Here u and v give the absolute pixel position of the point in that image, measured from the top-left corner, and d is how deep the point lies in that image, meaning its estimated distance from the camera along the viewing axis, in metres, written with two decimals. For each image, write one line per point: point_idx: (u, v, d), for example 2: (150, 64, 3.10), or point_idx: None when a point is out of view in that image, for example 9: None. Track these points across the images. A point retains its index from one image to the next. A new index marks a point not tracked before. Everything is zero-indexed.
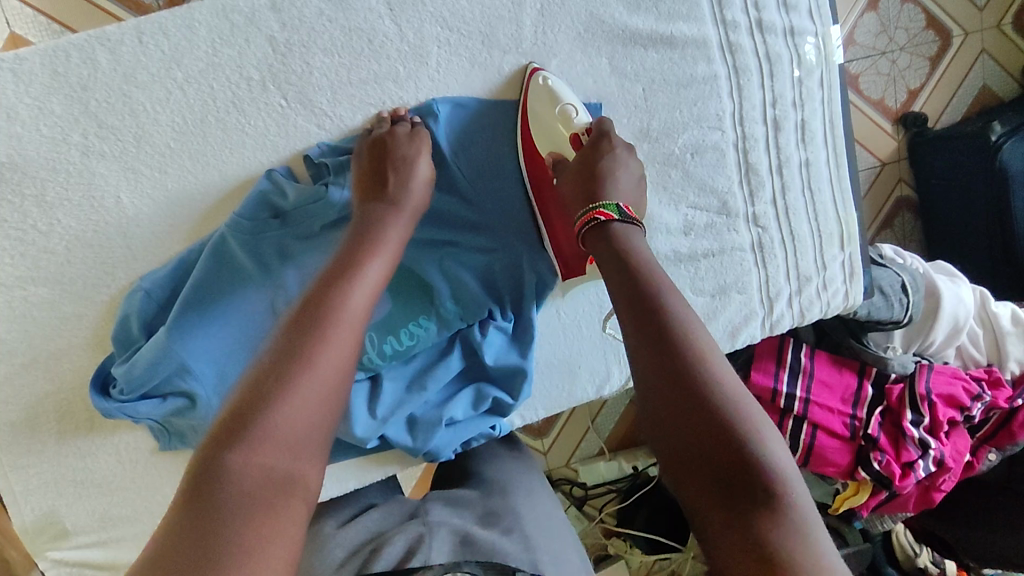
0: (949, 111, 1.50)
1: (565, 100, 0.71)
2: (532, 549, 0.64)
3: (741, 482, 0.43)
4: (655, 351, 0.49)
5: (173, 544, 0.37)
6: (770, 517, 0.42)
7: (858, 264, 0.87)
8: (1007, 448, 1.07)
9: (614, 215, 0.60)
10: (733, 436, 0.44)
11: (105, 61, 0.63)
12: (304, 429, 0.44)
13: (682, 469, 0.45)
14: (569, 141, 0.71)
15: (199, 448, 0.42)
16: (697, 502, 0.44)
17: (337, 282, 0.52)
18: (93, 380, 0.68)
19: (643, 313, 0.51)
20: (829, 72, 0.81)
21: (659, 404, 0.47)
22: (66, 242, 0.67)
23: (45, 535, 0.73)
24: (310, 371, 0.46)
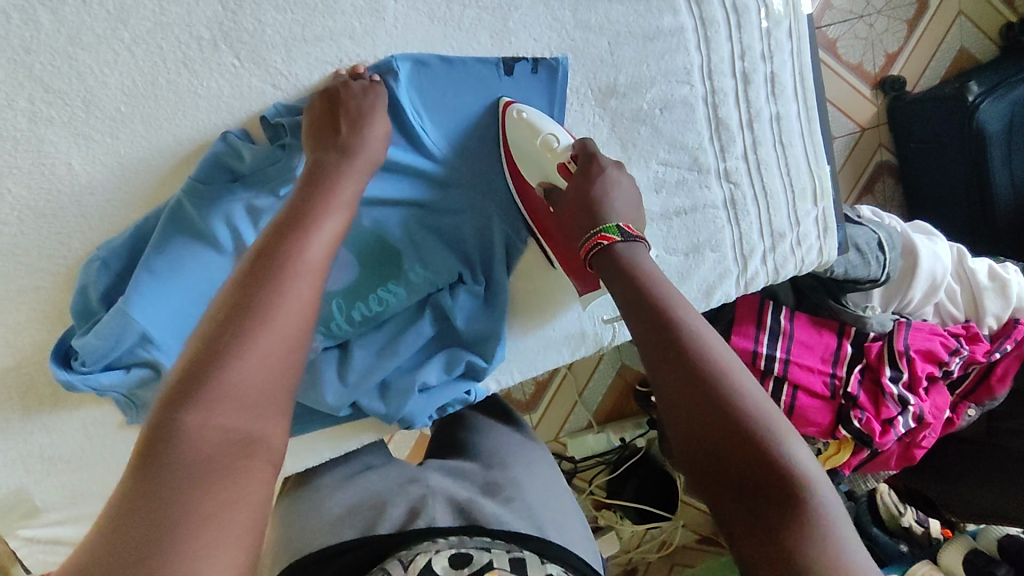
0: (927, 75, 1.48)
1: (544, 129, 0.72)
2: (536, 516, 0.65)
3: (772, 496, 0.44)
4: (674, 368, 0.50)
5: (127, 511, 0.35)
6: (804, 527, 0.42)
7: (832, 219, 0.86)
8: (986, 403, 1.07)
9: (618, 238, 0.61)
10: (757, 440, 0.46)
11: (48, 22, 0.60)
12: (264, 387, 0.42)
13: (716, 485, 0.46)
14: (557, 171, 0.72)
15: (152, 410, 0.40)
16: (731, 524, 0.45)
17: (291, 234, 0.51)
18: (53, 353, 0.66)
19: (659, 330, 0.53)
20: (798, 22, 0.80)
21: (683, 414, 0.48)
22: (16, 212, 0.64)
23: (16, 513, 0.72)
24: (268, 325, 0.44)
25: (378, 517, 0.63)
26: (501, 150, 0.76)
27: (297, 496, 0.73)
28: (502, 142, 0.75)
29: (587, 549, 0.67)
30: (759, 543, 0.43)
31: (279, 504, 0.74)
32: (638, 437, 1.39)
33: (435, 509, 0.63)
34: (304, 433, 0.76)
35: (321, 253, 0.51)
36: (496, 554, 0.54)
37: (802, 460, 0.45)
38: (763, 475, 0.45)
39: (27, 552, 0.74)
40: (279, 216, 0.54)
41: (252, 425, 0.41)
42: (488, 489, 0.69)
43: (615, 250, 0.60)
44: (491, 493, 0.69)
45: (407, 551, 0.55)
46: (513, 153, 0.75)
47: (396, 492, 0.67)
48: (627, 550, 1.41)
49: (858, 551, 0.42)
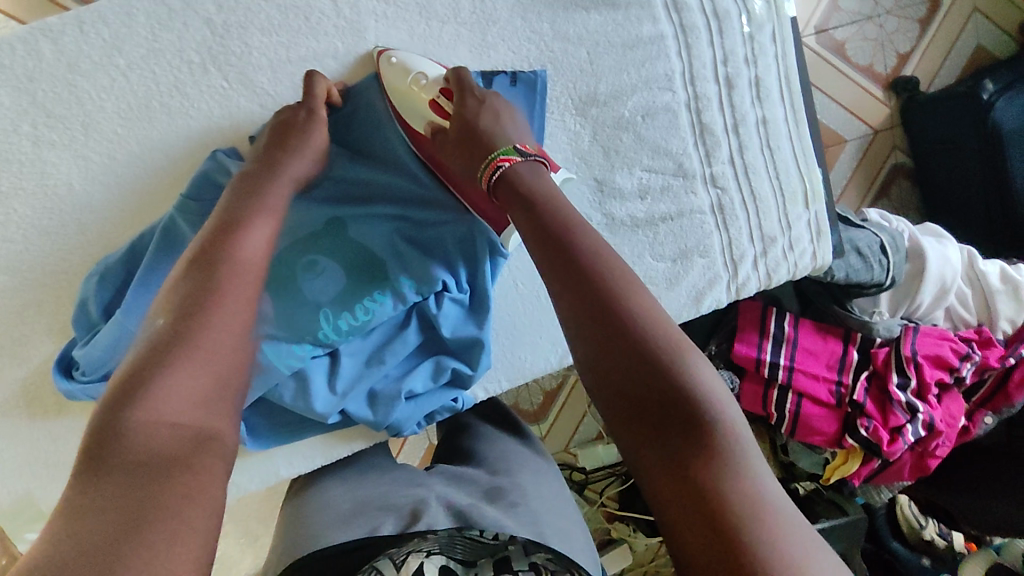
0: (942, 74, 1.45)
1: (416, 69, 0.71)
2: (538, 523, 0.65)
3: (679, 421, 0.45)
4: (585, 302, 0.50)
5: (87, 506, 0.36)
6: (701, 445, 0.44)
7: (825, 222, 0.85)
8: (1003, 411, 1.03)
9: (517, 158, 0.63)
10: (656, 356, 0.47)
11: (49, 52, 0.65)
12: (209, 384, 0.45)
13: (620, 403, 0.47)
14: (433, 108, 0.71)
15: (92, 422, 0.41)
16: (631, 434, 0.46)
17: (220, 239, 0.54)
18: (56, 364, 0.69)
19: (568, 259, 0.53)
20: (781, 26, 0.80)
21: (586, 332, 0.50)
22: (22, 231, 0.68)
23: (22, 518, 0.74)
24: (211, 329, 0.47)
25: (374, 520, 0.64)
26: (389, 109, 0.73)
27: (297, 503, 0.75)
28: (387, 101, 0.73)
29: (587, 556, 0.66)
30: (661, 466, 0.45)
31: (282, 514, 0.76)
32: None
33: (433, 511, 0.64)
34: (297, 440, 0.77)
35: (257, 249, 0.55)
36: (482, 565, 0.59)
37: (704, 381, 0.47)
38: (659, 394, 0.46)
39: None
40: (210, 224, 0.56)
41: (201, 422, 0.43)
42: (492, 494, 0.70)
43: (517, 172, 0.62)
44: (494, 498, 0.70)
45: (398, 550, 0.59)
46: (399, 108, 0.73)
47: (395, 495, 0.69)
48: (642, 565, 1.35)
49: (756, 465, 0.45)
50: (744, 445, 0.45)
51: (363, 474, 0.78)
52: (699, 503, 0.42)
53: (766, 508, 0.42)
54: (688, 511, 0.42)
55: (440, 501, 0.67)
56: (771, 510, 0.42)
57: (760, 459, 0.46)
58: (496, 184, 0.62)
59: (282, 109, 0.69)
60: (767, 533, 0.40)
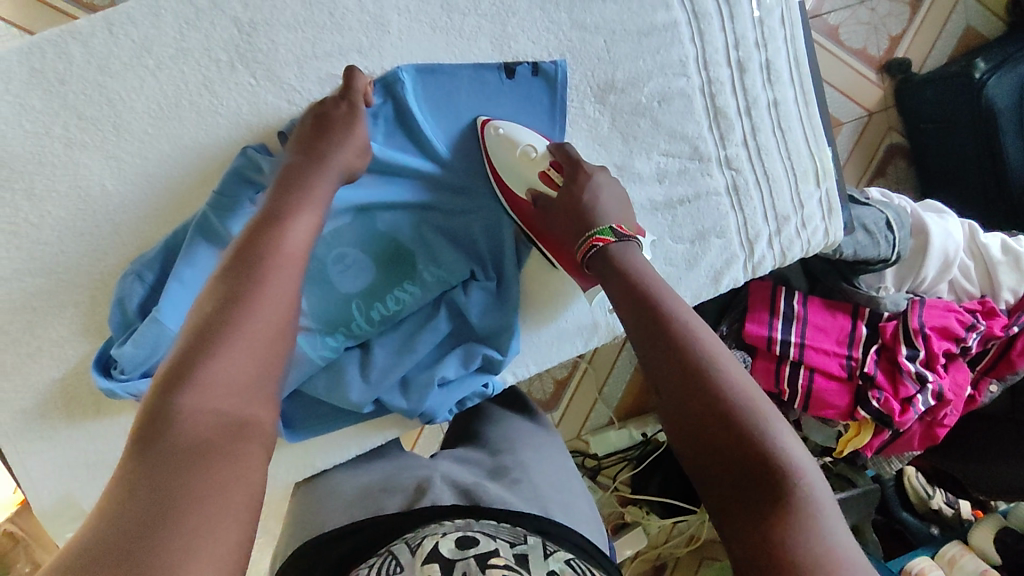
0: (933, 54, 1.48)
1: (523, 142, 0.76)
2: (542, 498, 0.68)
3: (756, 481, 0.47)
4: (670, 366, 0.54)
5: (134, 485, 0.38)
6: (781, 505, 0.45)
7: (835, 199, 0.87)
8: (1008, 378, 1.06)
9: (613, 239, 0.67)
10: (737, 416, 0.49)
11: (80, 54, 0.66)
12: (250, 371, 0.47)
13: (704, 463, 0.49)
14: (540, 179, 0.75)
15: (146, 400, 0.43)
16: (716, 491, 0.48)
17: (265, 230, 0.55)
18: (94, 363, 0.70)
19: (653, 328, 0.57)
20: (790, 10, 0.82)
21: (671, 391, 0.53)
22: (57, 233, 0.69)
23: (64, 517, 0.76)
24: (256, 316, 0.49)
25: (384, 502, 0.66)
26: (490, 175, 0.78)
27: (309, 490, 0.76)
28: (488, 166, 0.77)
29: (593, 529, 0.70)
30: (742, 523, 0.46)
31: (292, 500, 0.77)
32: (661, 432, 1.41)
33: (438, 489, 0.66)
34: (330, 430, 0.79)
35: (300, 242, 0.56)
36: (501, 541, 0.54)
37: (786, 442, 0.48)
38: (739, 450, 0.48)
39: None
40: (255, 215, 0.58)
41: (242, 408, 0.45)
42: (496, 472, 0.72)
43: (611, 251, 0.66)
44: (498, 476, 0.71)
45: (414, 536, 0.56)
46: (503, 176, 0.77)
47: (404, 476, 0.71)
48: (655, 545, 1.40)
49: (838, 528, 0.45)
50: (825, 507, 0.45)
51: (388, 459, 0.79)
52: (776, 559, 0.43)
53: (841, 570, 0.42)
54: (762, 562, 0.43)
55: (446, 481, 0.68)
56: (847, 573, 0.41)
57: (842, 525, 0.45)
58: (591, 258, 0.67)
59: (318, 102, 0.71)
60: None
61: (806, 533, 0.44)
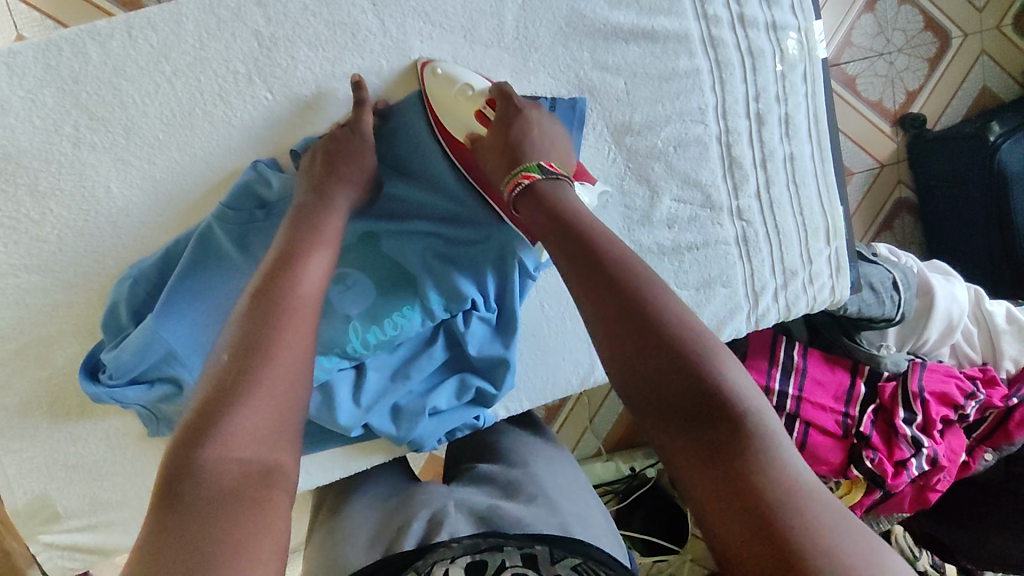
0: (948, 113, 1.48)
1: (461, 79, 0.72)
2: (559, 512, 0.66)
3: (699, 409, 0.45)
4: (619, 306, 0.50)
5: (161, 544, 0.37)
6: (731, 435, 0.44)
7: (845, 258, 0.87)
8: (1004, 449, 1.04)
9: (539, 176, 0.63)
10: (680, 348, 0.47)
11: (96, 55, 0.65)
12: (271, 418, 0.47)
13: (646, 396, 0.47)
14: (478, 119, 0.72)
15: (167, 455, 0.43)
16: (658, 424, 0.46)
17: (279, 277, 0.55)
18: (82, 365, 0.69)
19: (597, 266, 0.53)
20: (813, 66, 0.82)
21: (613, 328, 0.50)
22: (57, 231, 0.68)
23: (37, 518, 0.74)
24: (270, 363, 0.49)
25: (400, 536, 0.64)
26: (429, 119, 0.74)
27: (329, 528, 0.74)
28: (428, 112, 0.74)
29: (612, 541, 0.68)
30: (689, 444, 0.44)
31: (311, 544, 0.76)
32: (649, 467, 1.38)
33: (453, 519, 0.64)
34: (317, 452, 0.77)
35: (310, 288, 0.56)
36: (508, 552, 0.57)
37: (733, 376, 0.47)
38: (680, 379, 0.46)
39: (46, 557, 0.75)
40: (269, 257, 0.58)
41: (264, 455, 0.45)
42: (510, 488, 0.72)
43: (538, 188, 0.62)
44: (513, 493, 0.71)
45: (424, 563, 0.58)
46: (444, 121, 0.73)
47: (415, 506, 0.69)
48: None
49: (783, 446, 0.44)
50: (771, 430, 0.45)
51: (371, 494, 0.77)
52: (735, 486, 0.42)
53: (801, 488, 0.41)
54: (720, 493, 0.42)
55: (459, 507, 0.67)
56: (805, 495, 0.41)
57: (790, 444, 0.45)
58: (518, 200, 0.64)
59: (330, 130, 0.71)
60: (799, 506, 0.40)
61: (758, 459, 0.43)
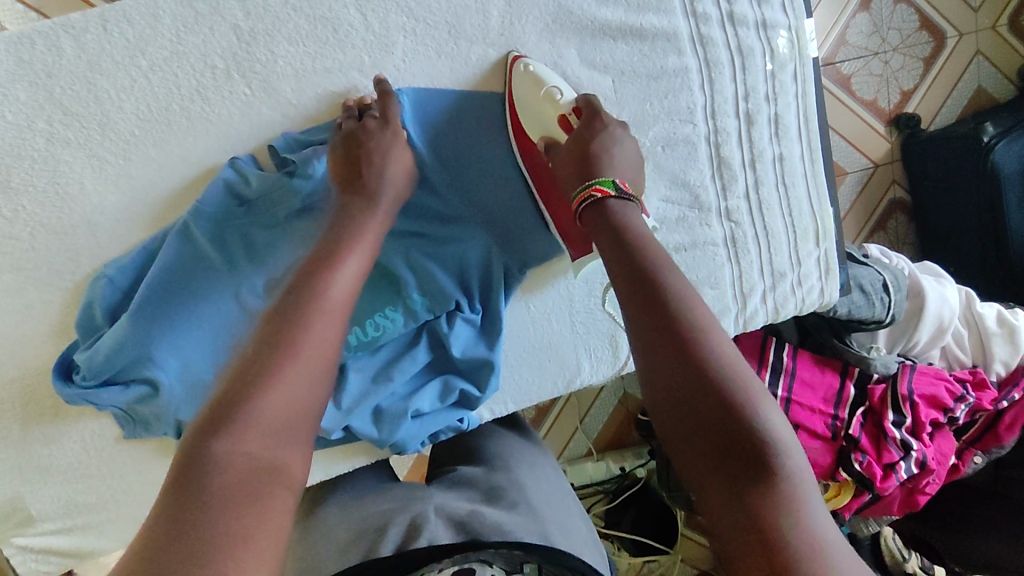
0: (942, 113, 1.47)
1: (549, 83, 0.72)
2: (541, 522, 0.65)
3: (736, 450, 0.43)
4: (660, 330, 0.48)
5: (163, 535, 0.36)
6: (766, 486, 0.42)
7: (833, 260, 0.86)
8: (993, 452, 1.03)
9: (613, 192, 0.60)
10: (724, 386, 0.45)
11: (70, 48, 0.63)
12: (290, 409, 0.44)
13: (683, 429, 0.45)
14: (558, 125, 0.71)
15: (184, 439, 0.41)
16: (688, 460, 0.44)
17: (315, 271, 0.54)
18: (55, 366, 0.67)
19: (643, 288, 0.51)
20: (803, 66, 0.81)
21: (658, 352, 0.47)
22: (30, 229, 0.66)
23: (10, 521, 0.73)
24: (295, 358, 0.47)
25: (379, 541, 0.62)
26: (506, 111, 0.75)
27: (307, 527, 0.73)
28: (508, 102, 0.75)
29: (592, 553, 0.67)
30: (722, 484, 0.43)
31: (290, 545, 0.74)
32: (639, 467, 1.36)
33: (432, 526, 0.63)
34: None
35: (346, 287, 0.54)
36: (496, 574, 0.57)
37: (771, 417, 0.45)
38: (719, 417, 0.44)
39: (19, 560, 0.75)
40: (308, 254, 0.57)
41: (278, 449, 0.42)
42: (493, 493, 0.71)
43: (609, 206, 0.59)
44: (495, 498, 0.70)
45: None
46: (518, 113, 0.74)
47: (395, 511, 0.68)
48: None
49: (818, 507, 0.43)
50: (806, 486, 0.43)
51: (350, 495, 0.76)
52: (767, 539, 0.40)
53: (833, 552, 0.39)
54: (745, 541, 0.40)
55: (439, 514, 0.66)
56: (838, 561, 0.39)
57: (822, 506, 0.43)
58: (585, 213, 0.61)
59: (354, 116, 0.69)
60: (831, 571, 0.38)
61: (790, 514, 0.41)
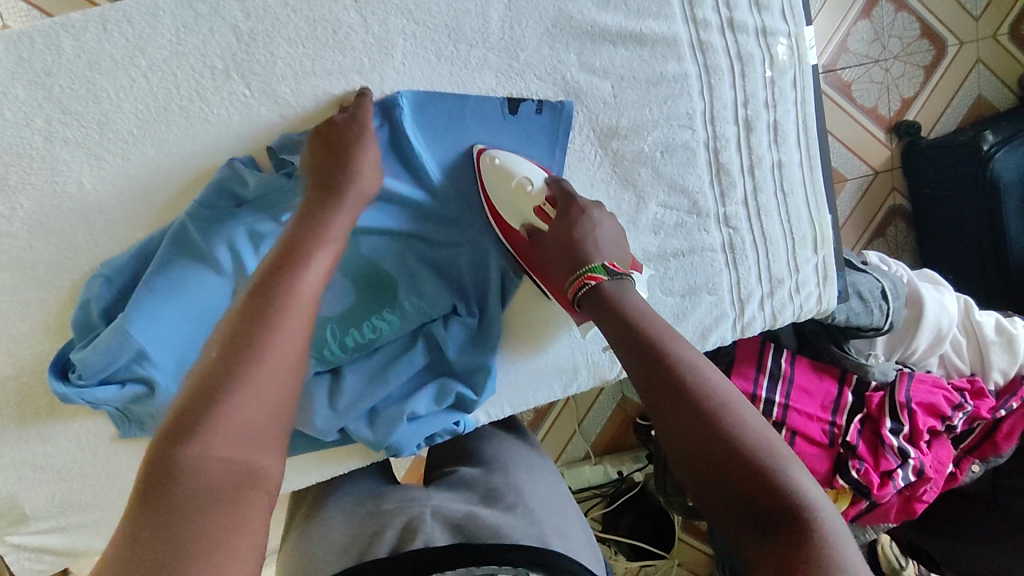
0: (943, 121, 1.47)
1: (519, 173, 0.74)
2: (538, 524, 0.65)
3: (771, 508, 0.46)
4: (675, 404, 0.52)
5: (139, 538, 0.36)
6: (804, 538, 0.44)
7: (831, 267, 0.86)
8: (991, 459, 1.04)
9: (604, 277, 0.64)
10: (744, 445, 0.48)
11: (69, 47, 0.63)
12: (262, 412, 0.45)
13: (714, 494, 0.48)
14: (535, 214, 0.74)
15: (153, 443, 0.42)
16: (729, 524, 0.47)
17: (278, 274, 0.53)
18: (52, 364, 0.67)
19: (655, 364, 0.55)
20: (802, 73, 0.81)
21: (677, 426, 0.51)
22: (28, 227, 0.66)
23: (5, 520, 0.73)
24: (259, 360, 0.47)
25: (375, 540, 0.63)
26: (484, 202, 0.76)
27: (305, 529, 0.73)
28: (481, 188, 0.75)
29: (589, 555, 0.67)
30: (762, 542, 0.45)
31: (288, 545, 0.74)
32: (636, 472, 1.35)
33: (429, 527, 0.63)
34: (294, 456, 0.76)
35: (310, 288, 0.54)
36: None
37: (806, 484, 0.47)
38: (747, 479, 0.47)
39: (13, 558, 0.75)
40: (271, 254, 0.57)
41: (251, 451, 0.43)
42: (489, 495, 0.71)
43: (601, 289, 0.63)
44: (492, 501, 0.70)
45: None
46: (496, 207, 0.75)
47: (392, 513, 0.68)
48: None
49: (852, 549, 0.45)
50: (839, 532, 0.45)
51: (346, 496, 0.76)
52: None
53: None
54: None
55: (436, 516, 0.65)
56: None
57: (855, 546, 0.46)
58: (582, 300, 0.65)
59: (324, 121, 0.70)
60: None
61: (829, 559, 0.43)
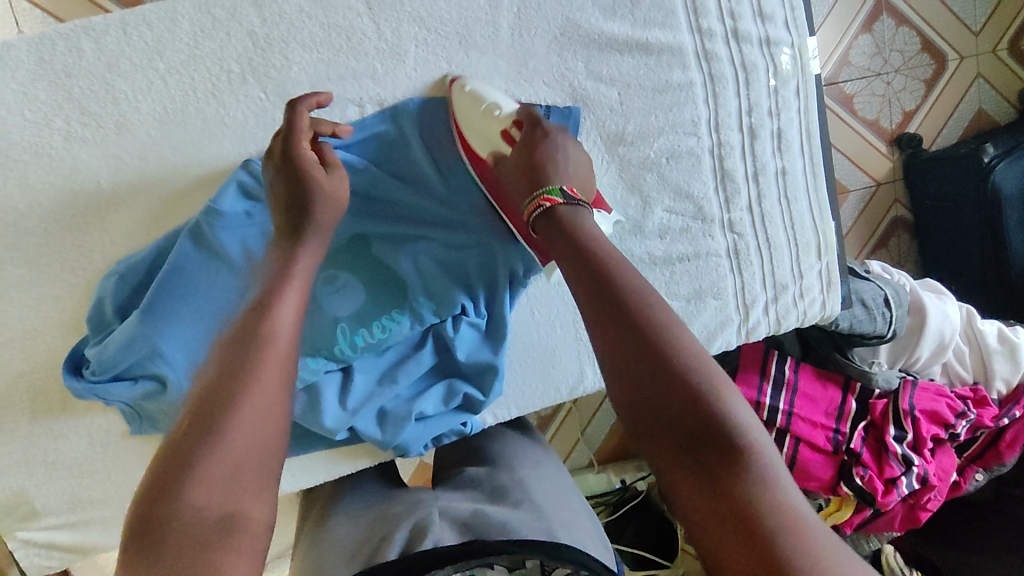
0: (943, 133, 1.49)
1: (487, 98, 0.72)
2: (545, 519, 0.65)
3: (702, 437, 0.43)
4: (618, 324, 0.48)
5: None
6: (738, 471, 0.41)
7: (835, 274, 0.87)
8: (994, 469, 1.04)
9: (561, 199, 0.61)
10: (683, 374, 0.45)
11: (90, 50, 0.65)
12: (252, 443, 0.44)
13: (650, 421, 0.45)
14: (501, 137, 0.72)
15: (142, 492, 0.41)
16: (659, 454, 0.44)
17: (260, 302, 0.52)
18: (65, 362, 0.68)
19: (601, 285, 0.52)
20: (805, 82, 0.83)
21: (618, 347, 0.48)
22: (46, 225, 0.68)
23: (15, 515, 0.73)
24: (249, 388, 0.46)
25: (383, 544, 0.63)
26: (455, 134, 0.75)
27: (315, 534, 0.73)
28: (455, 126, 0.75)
29: (597, 547, 0.67)
30: (692, 471, 0.42)
31: (301, 545, 0.75)
32: (640, 480, 1.36)
33: (438, 527, 0.64)
34: (302, 455, 0.77)
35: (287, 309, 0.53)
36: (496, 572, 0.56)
37: (742, 415, 0.44)
38: (684, 406, 0.44)
39: (21, 554, 0.75)
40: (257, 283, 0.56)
41: (245, 485, 0.42)
42: (496, 493, 0.71)
43: (557, 212, 0.60)
44: (497, 499, 0.70)
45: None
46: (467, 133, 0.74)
47: (401, 515, 0.68)
48: None
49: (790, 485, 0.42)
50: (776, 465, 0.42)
51: (355, 499, 0.77)
52: (740, 520, 0.39)
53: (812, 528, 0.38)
54: (723, 528, 0.39)
55: (443, 517, 0.66)
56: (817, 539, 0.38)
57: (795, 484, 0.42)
58: (537, 221, 0.62)
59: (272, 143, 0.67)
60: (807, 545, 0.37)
61: (761, 494, 0.40)
